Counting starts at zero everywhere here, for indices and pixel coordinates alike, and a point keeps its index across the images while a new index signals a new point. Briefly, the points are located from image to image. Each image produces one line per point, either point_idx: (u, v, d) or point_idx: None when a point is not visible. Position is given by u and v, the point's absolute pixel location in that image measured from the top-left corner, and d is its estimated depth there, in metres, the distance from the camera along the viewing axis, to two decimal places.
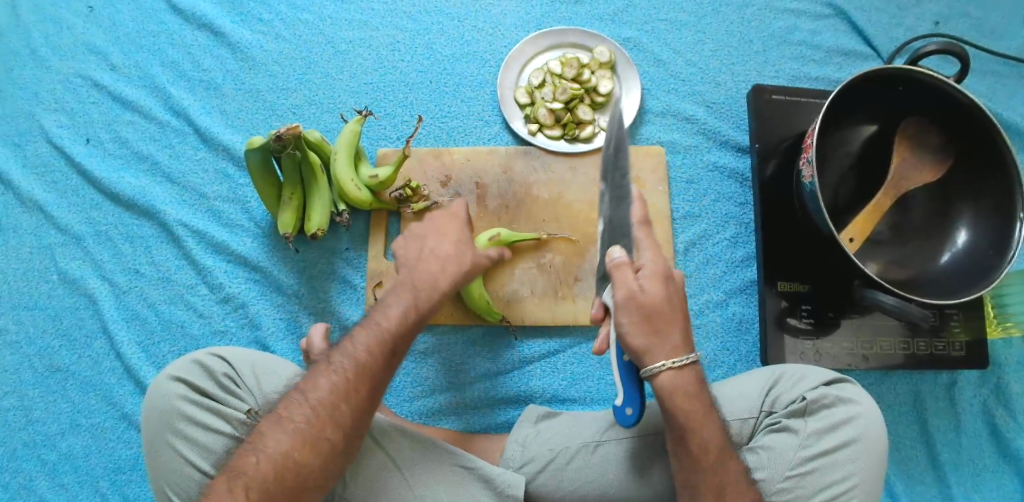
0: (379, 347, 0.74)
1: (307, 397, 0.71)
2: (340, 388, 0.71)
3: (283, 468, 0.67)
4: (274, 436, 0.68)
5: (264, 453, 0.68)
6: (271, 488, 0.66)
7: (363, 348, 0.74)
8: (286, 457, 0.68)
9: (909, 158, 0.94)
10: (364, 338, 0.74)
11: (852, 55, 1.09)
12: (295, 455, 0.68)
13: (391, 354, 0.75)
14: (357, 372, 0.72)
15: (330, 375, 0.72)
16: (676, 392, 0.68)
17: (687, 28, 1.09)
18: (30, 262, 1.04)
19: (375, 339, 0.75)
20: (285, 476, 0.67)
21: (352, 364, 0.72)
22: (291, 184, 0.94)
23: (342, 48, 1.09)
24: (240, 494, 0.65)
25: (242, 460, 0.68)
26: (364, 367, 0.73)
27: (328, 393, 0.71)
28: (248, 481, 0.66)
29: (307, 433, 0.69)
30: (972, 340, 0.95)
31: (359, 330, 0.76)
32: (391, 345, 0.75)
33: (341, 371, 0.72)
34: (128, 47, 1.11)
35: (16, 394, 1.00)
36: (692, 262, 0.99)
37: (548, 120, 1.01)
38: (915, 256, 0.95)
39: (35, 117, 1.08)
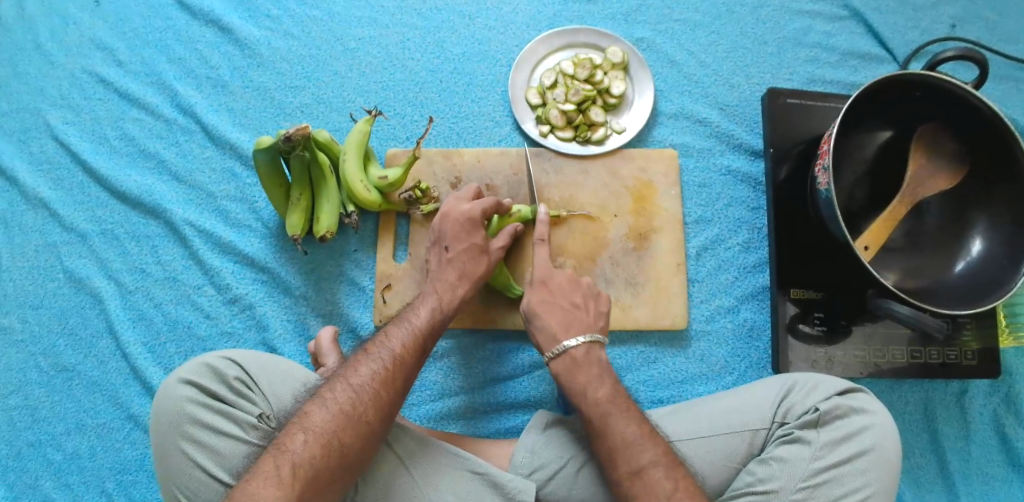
0: (415, 340, 0.77)
1: (348, 382, 0.71)
2: (381, 373, 0.72)
3: (327, 448, 0.66)
4: (319, 416, 0.68)
5: (311, 431, 0.67)
6: (317, 465, 0.65)
7: (400, 341, 0.76)
8: (331, 437, 0.67)
9: (924, 164, 0.94)
10: (399, 333, 0.77)
11: (867, 58, 1.07)
12: (339, 435, 0.67)
13: (424, 350, 0.78)
14: (396, 361, 0.74)
15: (371, 362, 0.73)
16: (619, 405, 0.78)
17: (701, 28, 1.07)
18: (36, 260, 1.03)
19: (411, 333, 0.78)
20: (329, 455, 0.66)
21: (390, 352, 0.74)
22: (300, 185, 0.94)
23: (351, 46, 1.07)
24: (287, 471, 0.63)
25: (287, 437, 0.66)
26: (400, 358, 0.75)
27: (370, 377, 0.72)
28: (294, 458, 0.64)
29: (351, 415, 0.69)
30: (983, 348, 0.95)
31: (394, 327, 0.78)
32: (424, 341, 0.78)
33: (380, 360, 0.74)
34: (134, 42, 1.09)
35: (22, 393, 0.99)
36: (703, 267, 0.98)
37: (560, 122, 0.99)
38: (930, 264, 0.94)
39: (41, 113, 1.07)
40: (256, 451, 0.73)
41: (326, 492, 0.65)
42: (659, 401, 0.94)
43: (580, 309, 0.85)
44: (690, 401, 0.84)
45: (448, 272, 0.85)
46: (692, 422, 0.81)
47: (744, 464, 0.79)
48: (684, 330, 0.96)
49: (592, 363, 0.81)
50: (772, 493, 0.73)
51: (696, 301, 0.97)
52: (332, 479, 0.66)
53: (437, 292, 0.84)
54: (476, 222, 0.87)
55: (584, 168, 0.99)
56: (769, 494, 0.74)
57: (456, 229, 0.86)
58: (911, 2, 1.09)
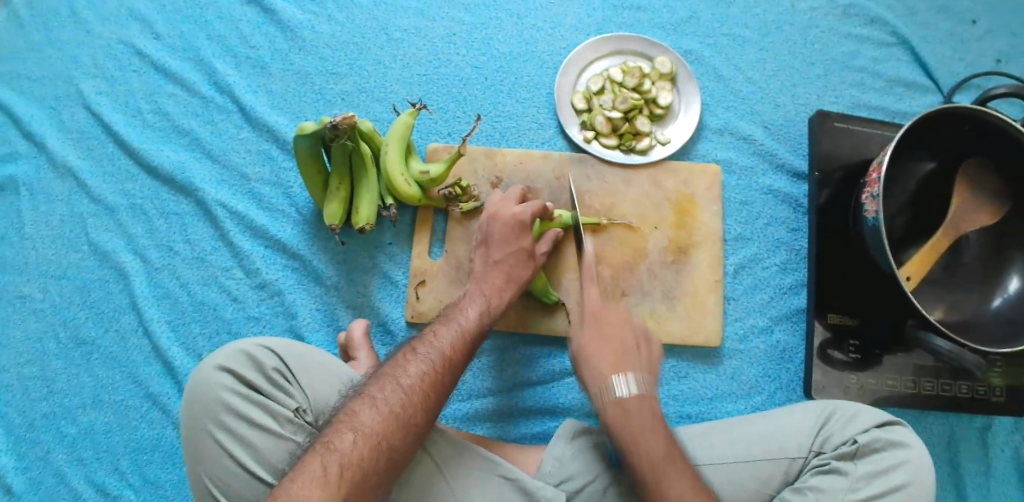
0: (462, 343, 0.77)
1: (398, 382, 0.70)
2: (430, 375, 0.72)
3: (377, 450, 0.65)
4: (369, 415, 0.67)
5: (361, 432, 0.66)
6: (365, 467, 0.64)
7: (448, 342, 0.76)
8: (380, 438, 0.66)
9: (967, 200, 0.94)
10: (447, 334, 0.77)
11: (912, 88, 1.07)
12: (389, 437, 0.66)
13: (470, 352, 0.78)
14: (445, 362, 0.74)
15: (420, 363, 0.72)
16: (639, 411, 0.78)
17: (750, 45, 1.07)
18: (60, 230, 1.00)
19: (459, 335, 0.77)
20: (378, 457, 0.65)
21: (439, 353, 0.74)
22: (340, 175, 0.93)
23: (397, 36, 1.06)
24: (335, 472, 0.62)
25: (335, 435, 0.65)
26: (448, 359, 0.74)
27: (420, 378, 0.71)
28: (342, 459, 0.63)
29: (401, 417, 0.68)
30: (1012, 386, 0.95)
31: (441, 327, 0.78)
32: (469, 343, 0.78)
33: (430, 361, 0.73)
34: (174, 17, 1.07)
35: (38, 364, 0.97)
36: (740, 285, 0.98)
37: (605, 128, 0.99)
38: (966, 300, 0.94)
39: (74, 81, 1.05)
40: (292, 446, 0.71)
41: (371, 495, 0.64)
42: (687, 417, 0.93)
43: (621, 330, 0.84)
44: (725, 419, 0.84)
45: (495, 275, 0.86)
46: (726, 445, 0.80)
47: (778, 491, 0.79)
48: (717, 348, 0.96)
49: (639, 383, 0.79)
50: None
51: (730, 318, 0.97)
52: (378, 481, 0.65)
53: (484, 294, 0.84)
54: (524, 226, 0.87)
55: (626, 178, 0.98)
56: None
57: (504, 232, 0.87)
58: (959, 34, 1.09)
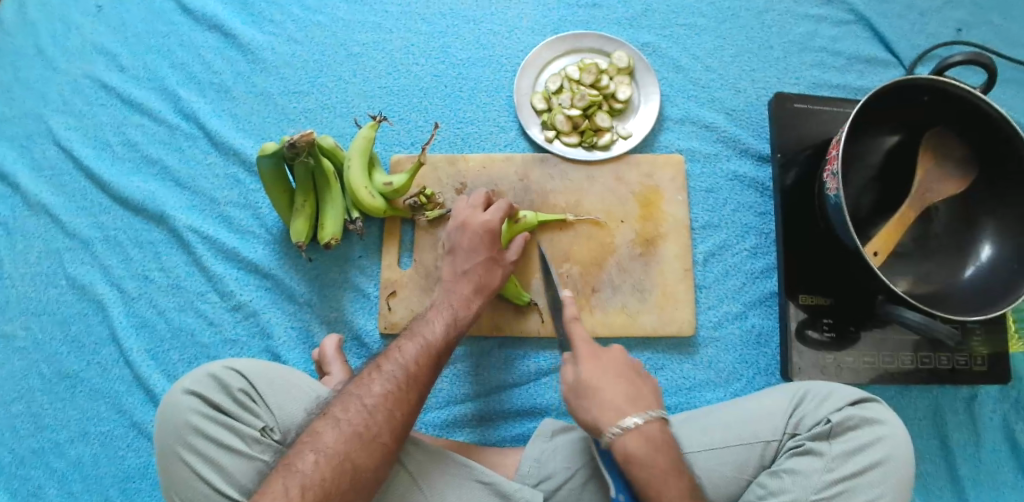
0: (428, 357, 0.76)
1: (362, 401, 0.70)
2: (395, 393, 0.72)
3: (339, 469, 0.66)
4: (331, 436, 0.68)
5: (322, 451, 0.67)
6: (329, 485, 0.65)
7: (412, 358, 0.75)
8: (343, 458, 0.67)
9: (932, 170, 0.93)
10: (412, 350, 0.76)
11: (873, 63, 1.07)
12: (352, 456, 0.67)
13: (438, 366, 0.77)
14: (409, 379, 0.73)
15: (384, 381, 0.72)
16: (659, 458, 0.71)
17: (707, 33, 1.07)
18: (38, 266, 1.02)
19: (424, 351, 0.76)
20: (341, 476, 0.66)
21: (403, 370, 0.73)
22: (304, 191, 0.93)
23: (356, 51, 1.07)
24: (297, 494, 0.63)
25: (297, 457, 0.66)
26: (411, 374, 0.74)
27: (384, 396, 0.71)
28: (304, 481, 0.64)
29: (365, 435, 0.68)
30: (994, 355, 0.94)
31: (406, 343, 0.77)
32: (436, 356, 0.77)
33: (394, 378, 0.73)
34: (138, 48, 1.09)
35: (25, 401, 0.98)
36: (711, 273, 0.98)
37: (566, 127, 0.99)
38: (937, 270, 0.94)
39: (44, 118, 1.06)
40: (261, 466, 0.72)
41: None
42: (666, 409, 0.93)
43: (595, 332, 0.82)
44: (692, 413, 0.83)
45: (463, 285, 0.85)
46: (702, 433, 0.80)
47: (755, 475, 0.78)
48: (691, 337, 0.96)
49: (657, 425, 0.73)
50: None
51: (703, 307, 0.97)
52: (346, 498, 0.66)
53: (453, 304, 0.83)
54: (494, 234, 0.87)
55: (590, 174, 0.99)
56: None
57: (472, 242, 0.86)
58: (917, 7, 1.09)
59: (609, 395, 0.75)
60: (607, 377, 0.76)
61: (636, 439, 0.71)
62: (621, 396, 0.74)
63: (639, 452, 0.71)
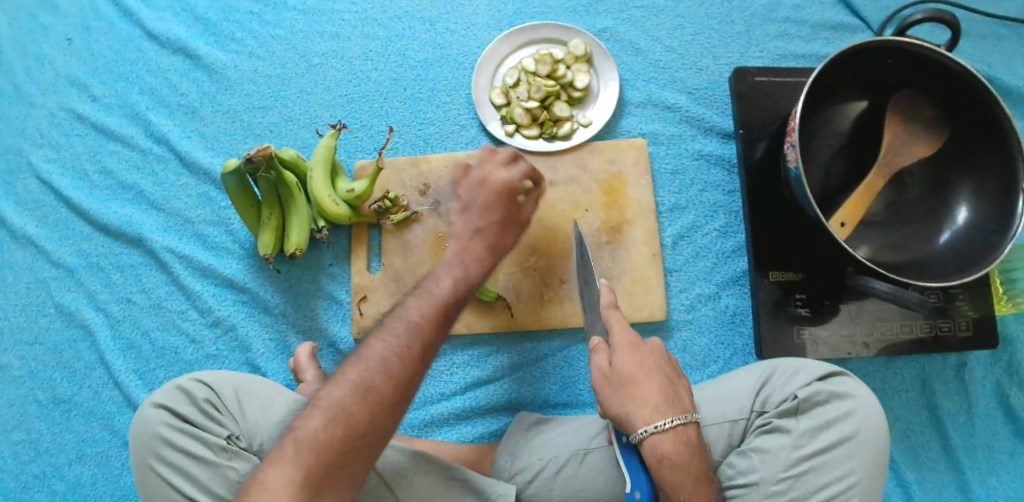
0: (433, 311, 0.73)
1: (360, 357, 0.69)
2: (397, 345, 0.69)
3: (337, 419, 0.64)
4: (332, 390, 0.66)
5: (319, 407, 0.65)
6: (325, 438, 0.63)
7: (415, 311, 0.73)
8: (340, 408, 0.65)
9: (901, 135, 0.90)
10: (417, 305, 0.74)
11: (839, 28, 1.04)
12: (347, 407, 0.65)
13: (446, 320, 0.74)
14: (411, 331, 0.70)
15: (385, 335, 0.70)
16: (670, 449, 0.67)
17: (665, 13, 1.05)
18: (27, 297, 1.05)
19: (431, 304, 0.74)
20: (337, 427, 0.64)
21: (406, 322, 0.71)
22: (270, 203, 0.94)
23: (316, 62, 1.08)
24: (295, 447, 0.63)
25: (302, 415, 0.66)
26: (413, 325, 0.71)
27: (382, 349, 0.69)
28: (303, 434, 0.64)
29: (364, 386, 0.66)
30: (979, 318, 0.91)
31: (412, 299, 0.74)
32: (445, 310, 0.74)
33: (396, 333, 0.70)
34: (107, 76, 1.11)
35: (23, 428, 1.02)
36: (681, 256, 0.97)
37: (525, 120, 0.98)
38: (912, 237, 0.91)
39: (23, 152, 1.10)
40: (227, 473, 0.73)
41: (340, 468, 0.63)
42: None
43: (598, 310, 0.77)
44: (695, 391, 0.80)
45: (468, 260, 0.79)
46: None
47: (724, 456, 0.77)
48: (664, 322, 0.95)
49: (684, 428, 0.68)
50: (753, 486, 0.72)
51: (675, 290, 0.96)
52: (347, 452, 0.64)
53: (463, 262, 0.79)
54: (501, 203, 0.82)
55: (552, 166, 0.98)
56: (751, 486, 0.72)
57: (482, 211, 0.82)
58: None
59: (646, 392, 0.68)
60: (646, 373, 0.70)
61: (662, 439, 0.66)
62: (657, 396, 0.68)
63: (675, 453, 0.66)
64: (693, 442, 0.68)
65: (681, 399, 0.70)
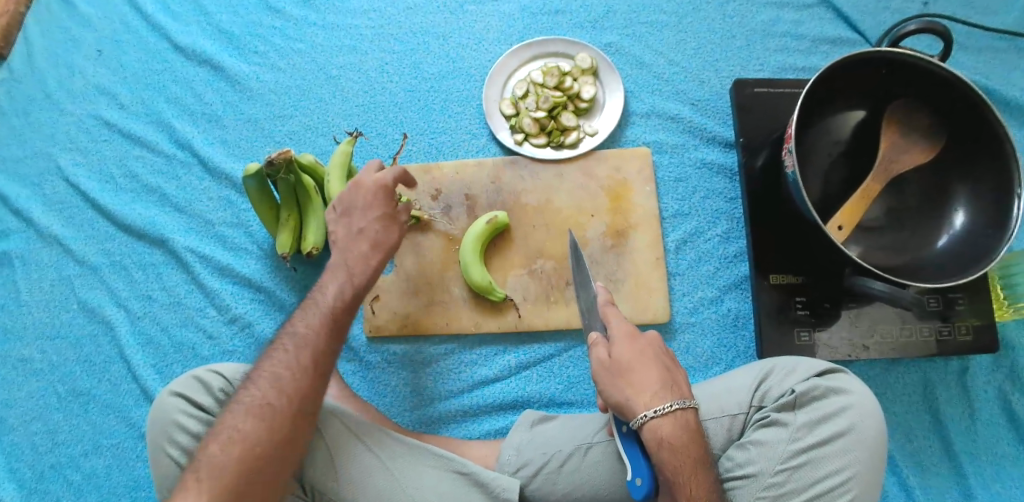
0: (319, 323, 0.77)
1: (257, 378, 0.73)
2: (306, 338, 0.75)
3: (236, 440, 0.69)
4: (229, 414, 0.71)
5: (218, 431, 0.70)
6: (223, 461, 0.67)
7: (303, 327, 0.77)
8: (236, 430, 0.69)
9: (898, 142, 0.92)
10: (305, 319, 0.77)
11: (839, 43, 1.08)
12: (242, 427, 0.69)
13: (334, 331, 0.77)
14: (322, 323, 0.77)
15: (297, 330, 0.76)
16: (666, 440, 0.69)
17: (669, 28, 1.10)
18: (52, 294, 1.10)
19: (317, 317, 0.77)
20: (238, 447, 0.68)
21: (293, 340, 0.75)
22: (288, 205, 0.98)
23: (334, 73, 1.13)
24: (230, 438, 0.69)
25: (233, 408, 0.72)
26: (302, 339, 0.76)
27: (279, 365, 0.73)
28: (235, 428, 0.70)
29: (257, 406, 0.71)
30: (980, 323, 0.92)
31: (302, 314, 0.78)
32: (332, 320, 0.77)
33: (311, 325, 0.77)
34: (136, 86, 1.17)
35: (42, 420, 1.05)
36: (684, 260, 0.99)
37: (533, 129, 1.03)
38: (911, 241, 0.93)
39: (53, 156, 1.15)
40: None
41: (248, 486, 0.67)
42: None
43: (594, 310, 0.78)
44: (693, 388, 0.83)
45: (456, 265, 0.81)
46: None
47: (724, 450, 0.79)
48: (667, 324, 0.97)
49: (681, 413, 0.70)
50: (752, 477, 0.74)
51: (678, 294, 0.98)
52: (251, 470, 0.68)
53: (347, 265, 0.81)
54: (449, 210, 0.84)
55: (558, 173, 1.02)
56: (749, 478, 0.74)
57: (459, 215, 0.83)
58: None
59: (643, 380, 0.71)
60: (643, 361, 0.72)
61: (660, 426, 0.69)
62: (654, 384, 0.71)
63: (673, 435, 0.69)
64: (690, 427, 0.70)
65: (678, 386, 0.72)
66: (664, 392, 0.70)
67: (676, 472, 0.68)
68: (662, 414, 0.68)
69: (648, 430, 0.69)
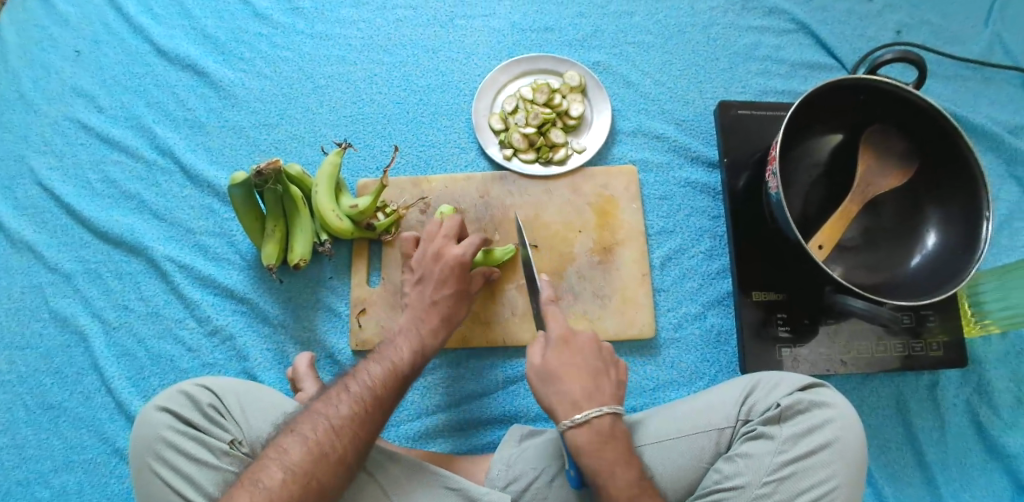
0: (392, 378, 0.79)
1: (329, 421, 0.72)
2: (388, 373, 0.79)
3: (305, 488, 0.68)
4: (293, 454, 0.69)
5: (294, 449, 0.70)
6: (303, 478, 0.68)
7: (378, 379, 0.77)
8: (310, 478, 0.68)
9: (874, 165, 0.96)
10: (379, 371, 0.79)
11: (816, 68, 1.12)
12: (318, 476, 0.69)
13: (401, 387, 0.79)
14: (403, 363, 0.81)
15: (379, 363, 0.80)
16: (594, 441, 0.75)
17: (654, 49, 1.12)
18: (22, 301, 1.06)
19: (389, 372, 0.79)
20: (308, 496, 0.68)
21: (378, 375, 0.78)
22: (274, 217, 0.97)
23: (322, 83, 1.13)
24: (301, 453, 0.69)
25: (305, 424, 0.72)
26: (382, 373, 0.79)
27: (362, 394, 0.75)
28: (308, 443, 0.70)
29: (330, 456, 0.70)
30: (949, 340, 0.96)
31: (373, 365, 0.80)
32: (401, 377, 0.80)
33: (384, 360, 0.81)
34: (115, 89, 1.15)
35: (9, 433, 1.01)
36: (669, 276, 1.01)
37: (522, 144, 1.03)
38: (886, 260, 0.96)
39: (26, 159, 1.12)
40: (231, 479, 0.75)
41: None
42: (631, 410, 0.96)
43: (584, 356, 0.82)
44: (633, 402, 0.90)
45: (434, 312, 0.88)
46: (658, 426, 0.83)
47: (711, 463, 0.81)
48: (652, 339, 0.98)
49: (611, 418, 0.76)
50: (740, 489, 0.75)
51: (663, 309, 1.00)
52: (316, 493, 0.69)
53: (419, 334, 0.86)
54: (464, 267, 0.90)
55: (547, 189, 1.03)
56: (737, 489, 0.75)
57: (442, 273, 0.90)
58: (855, 13, 1.14)
59: (573, 388, 0.77)
60: (576, 368, 0.78)
61: (598, 426, 0.75)
62: (589, 391, 0.77)
63: (597, 437, 0.75)
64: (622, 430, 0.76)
65: (602, 392, 0.77)
66: (595, 400, 0.76)
67: (603, 470, 0.73)
68: (594, 416, 0.75)
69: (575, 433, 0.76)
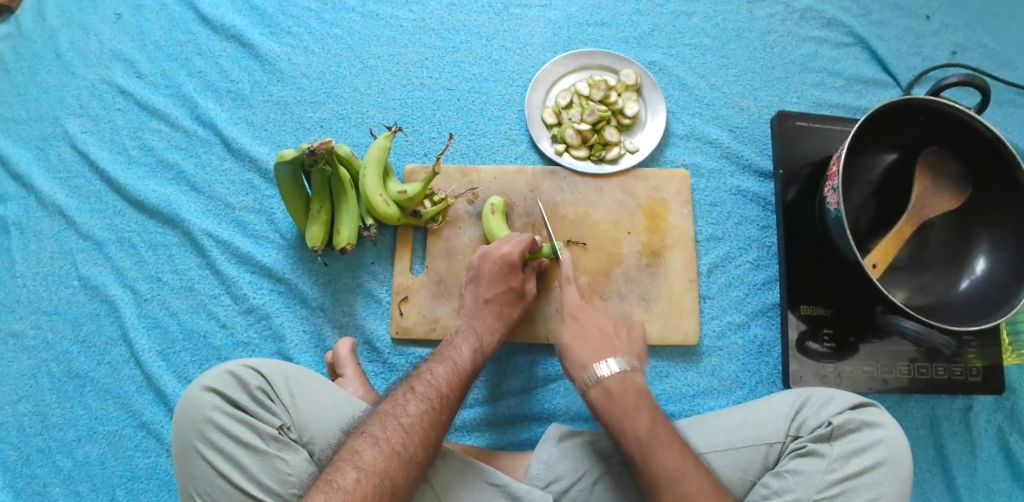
0: (456, 378, 0.82)
1: (398, 420, 0.75)
2: (452, 376, 0.82)
3: (379, 487, 0.69)
4: (370, 453, 0.71)
5: (367, 445, 0.72)
6: (375, 474, 0.70)
7: (443, 379, 0.81)
8: (383, 476, 0.70)
9: (930, 187, 0.96)
10: (443, 371, 0.82)
11: (872, 83, 1.11)
12: (391, 475, 0.70)
13: (464, 387, 0.82)
14: (464, 366, 0.84)
15: (444, 365, 0.83)
16: (608, 394, 0.80)
17: (711, 53, 1.11)
18: (51, 266, 1.03)
19: (453, 372, 0.82)
20: (382, 495, 0.69)
21: (442, 376, 0.81)
22: (320, 198, 0.95)
23: (370, 63, 1.10)
24: (370, 450, 0.71)
25: (374, 422, 0.75)
26: (447, 374, 0.82)
27: (429, 395, 0.78)
28: (376, 439, 0.72)
29: (402, 455, 0.72)
30: (988, 366, 0.97)
31: (437, 365, 0.83)
32: (464, 379, 0.83)
33: (448, 362, 0.84)
34: (156, 55, 1.11)
35: (32, 400, 0.99)
36: (714, 284, 1.01)
37: (575, 141, 1.02)
38: (935, 283, 0.96)
39: (61, 121, 1.09)
40: (277, 464, 0.74)
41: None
42: (671, 415, 0.95)
43: (615, 335, 0.85)
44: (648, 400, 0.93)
45: (487, 313, 0.90)
46: (705, 436, 0.83)
47: (758, 477, 0.81)
48: (695, 346, 0.98)
49: (621, 375, 0.81)
50: None
51: (707, 316, 1.00)
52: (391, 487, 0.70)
53: (477, 332, 0.89)
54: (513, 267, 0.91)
55: (597, 187, 1.01)
56: None
57: (494, 274, 0.91)
58: (913, 30, 1.13)
59: (585, 353, 0.83)
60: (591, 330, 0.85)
61: (610, 384, 0.80)
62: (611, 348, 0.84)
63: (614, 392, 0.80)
64: (632, 385, 0.80)
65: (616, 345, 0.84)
66: (603, 356, 0.83)
67: (621, 424, 0.77)
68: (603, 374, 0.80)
69: (593, 390, 0.81)
